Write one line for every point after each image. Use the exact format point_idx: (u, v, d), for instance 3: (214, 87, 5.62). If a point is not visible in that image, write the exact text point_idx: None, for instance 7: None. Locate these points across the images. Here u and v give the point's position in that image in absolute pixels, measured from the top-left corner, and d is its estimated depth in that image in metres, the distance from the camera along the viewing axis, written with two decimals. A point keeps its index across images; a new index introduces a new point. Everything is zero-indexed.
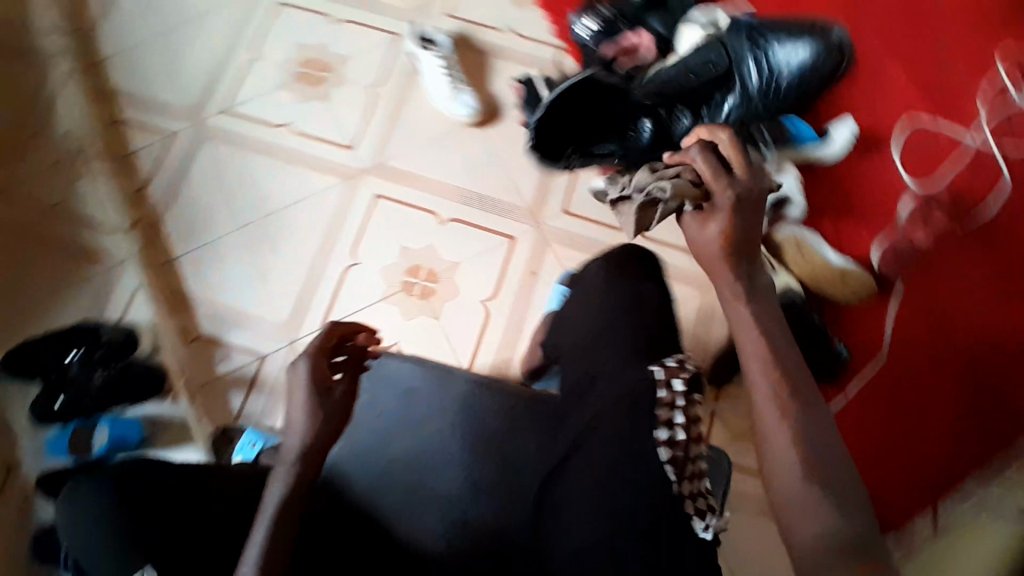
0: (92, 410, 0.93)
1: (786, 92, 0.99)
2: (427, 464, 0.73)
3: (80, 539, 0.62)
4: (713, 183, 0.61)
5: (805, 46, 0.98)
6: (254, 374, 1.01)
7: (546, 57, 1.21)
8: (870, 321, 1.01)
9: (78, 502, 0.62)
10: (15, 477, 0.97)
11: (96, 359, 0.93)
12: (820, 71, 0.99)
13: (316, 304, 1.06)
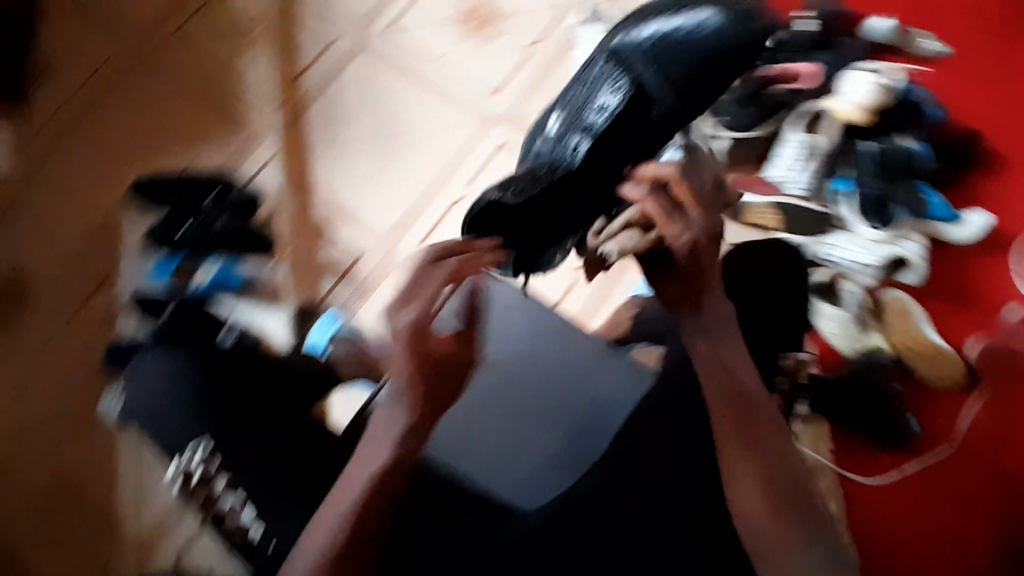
0: (206, 248, 1.02)
1: (683, 65, 0.87)
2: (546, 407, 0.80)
3: (167, 383, 0.74)
4: (664, 228, 0.67)
5: (699, 14, 0.89)
6: (348, 266, 1.10)
7: None
8: (942, 410, 0.98)
9: (166, 368, 0.74)
10: (115, 293, 1.07)
11: (226, 205, 1.06)
12: (721, 38, 0.87)
13: (418, 225, 1.12)
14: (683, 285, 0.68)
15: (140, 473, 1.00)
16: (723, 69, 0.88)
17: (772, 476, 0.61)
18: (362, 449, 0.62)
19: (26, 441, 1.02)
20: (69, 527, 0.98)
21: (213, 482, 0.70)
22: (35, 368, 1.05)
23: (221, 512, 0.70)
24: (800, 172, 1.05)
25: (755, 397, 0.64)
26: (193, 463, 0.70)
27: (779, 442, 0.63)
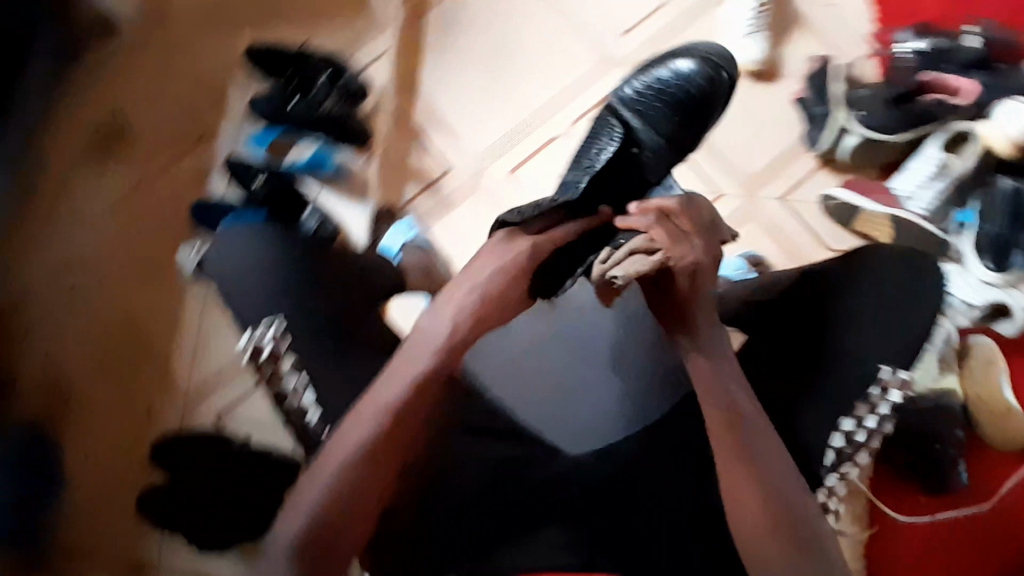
0: (312, 125, 1.06)
1: (668, 125, 0.74)
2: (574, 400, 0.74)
3: (253, 255, 0.76)
4: (669, 250, 0.65)
5: (675, 64, 0.76)
6: (434, 178, 1.10)
7: (856, 49, 1.10)
8: (992, 472, 0.93)
9: (259, 235, 0.77)
10: (213, 151, 1.10)
11: (337, 86, 1.07)
12: (708, 87, 0.75)
13: (509, 155, 1.10)
14: (681, 306, 0.66)
15: (201, 327, 1.05)
16: (712, 94, 0.75)
17: (767, 497, 0.61)
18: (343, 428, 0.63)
19: (101, 273, 1.07)
20: (127, 362, 1.04)
21: (281, 362, 0.72)
22: (121, 209, 1.09)
23: (283, 391, 0.72)
24: (924, 191, 1.00)
25: (750, 417, 0.63)
26: (264, 339, 0.72)
27: (769, 463, 0.62)
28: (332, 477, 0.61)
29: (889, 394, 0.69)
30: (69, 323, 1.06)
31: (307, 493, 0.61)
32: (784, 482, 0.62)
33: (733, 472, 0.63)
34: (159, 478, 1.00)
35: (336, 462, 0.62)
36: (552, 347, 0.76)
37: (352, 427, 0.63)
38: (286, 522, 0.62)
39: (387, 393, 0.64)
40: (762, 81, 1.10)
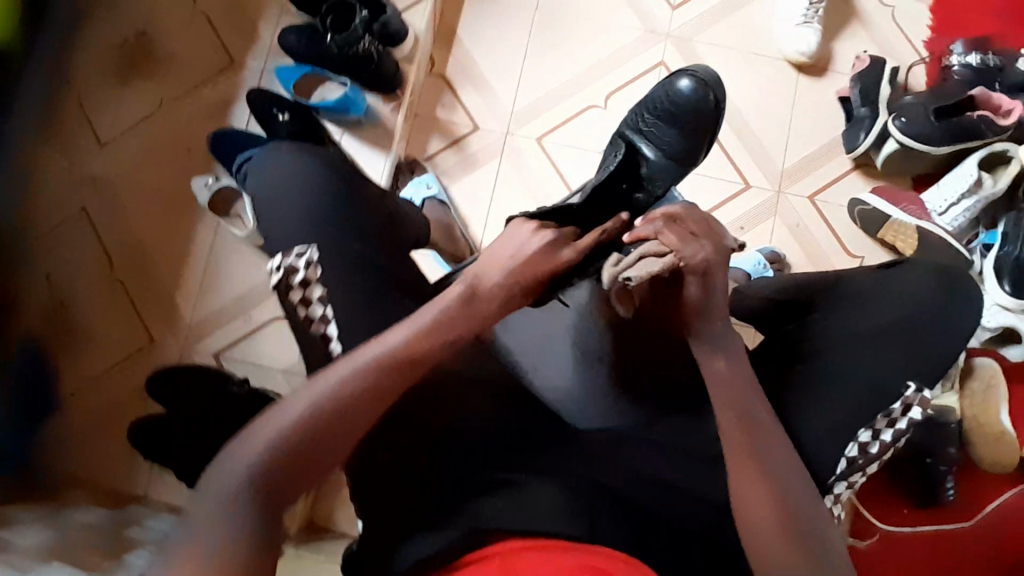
0: (344, 67, 1.02)
1: (675, 149, 0.75)
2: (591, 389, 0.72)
3: (284, 172, 0.74)
4: (680, 250, 0.62)
5: (671, 86, 0.76)
6: (461, 135, 1.13)
7: (905, 55, 1.10)
8: (981, 488, 0.96)
9: (291, 150, 0.76)
10: (246, 83, 1.12)
11: (375, 29, 1.01)
12: (704, 103, 0.74)
13: (543, 117, 1.12)
14: (697, 310, 0.64)
15: (210, 265, 1.09)
16: (704, 113, 0.74)
17: (779, 498, 0.56)
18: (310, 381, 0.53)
19: (117, 202, 1.10)
20: (134, 291, 1.08)
21: (311, 288, 0.68)
22: (153, 133, 1.12)
23: (308, 320, 0.68)
24: (955, 207, 1.00)
25: (761, 421, 0.60)
26: (297, 262, 0.68)
27: (780, 470, 0.57)
28: (290, 424, 0.51)
29: (911, 411, 0.66)
30: (80, 246, 1.09)
31: (252, 441, 0.50)
32: (796, 491, 0.57)
33: (744, 473, 0.57)
34: (157, 408, 1.03)
35: (298, 408, 0.51)
36: (554, 326, 0.77)
37: (325, 376, 0.53)
38: (222, 477, 0.49)
39: (377, 346, 0.56)
40: (808, 74, 1.11)
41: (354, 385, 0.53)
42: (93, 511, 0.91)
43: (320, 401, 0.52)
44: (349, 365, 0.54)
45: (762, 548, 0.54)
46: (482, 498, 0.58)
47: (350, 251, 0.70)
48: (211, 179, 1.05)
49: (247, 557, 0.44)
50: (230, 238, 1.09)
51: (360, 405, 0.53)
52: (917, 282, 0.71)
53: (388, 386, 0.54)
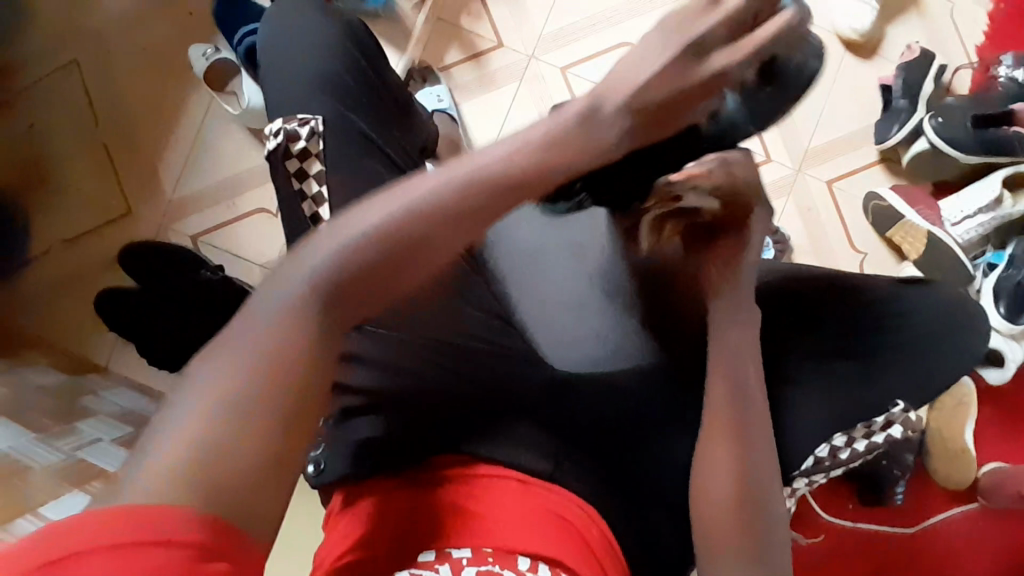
0: None
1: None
2: (578, 327, 0.75)
3: (301, 49, 0.70)
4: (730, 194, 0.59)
5: None
6: (482, 50, 1.08)
7: (956, 53, 1.05)
8: (928, 500, 0.98)
9: (314, 25, 0.71)
10: None
11: None
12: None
13: (573, 47, 1.07)
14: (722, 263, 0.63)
15: (198, 141, 1.03)
16: None
17: (746, 485, 0.56)
18: (376, 205, 0.45)
19: (111, 58, 1.04)
20: (117, 156, 1.03)
21: (309, 162, 0.64)
22: None
23: (302, 196, 0.63)
24: (969, 220, 0.97)
25: (754, 403, 0.60)
26: (299, 130, 0.64)
27: (757, 457, 0.58)
28: (327, 260, 0.43)
29: (889, 427, 0.70)
30: (65, 100, 1.03)
31: (299, 264, 0.43)
32: (763, 475, 0.57)
33: (723, 453, 0.58)
34: (127, 282, 1.00)
35: (340, 242, 0.43)
36: (546, 268, 0.79)
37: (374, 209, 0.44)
38: (245, 311, 0.41)
39: (435, 181, 0.46)
40: (856, 53, 1.06)
41: (406, 223, 0.44)
42: (51, 375, 0.90)
43: (389, 221, 0.44)
44: (426, 184, 0.45)
45: (716, 522, 0.56)
46: (468, 430, 0.59)
47: (361, 155, 0.66)
48: (209, 50, 0.98)
49: (276, 391, 0.38)
50: (221, 115, 1.03)
51: (417, 246, 0.44)
52: (933, 305, 0.70)
53: (448, 224, 0.45)
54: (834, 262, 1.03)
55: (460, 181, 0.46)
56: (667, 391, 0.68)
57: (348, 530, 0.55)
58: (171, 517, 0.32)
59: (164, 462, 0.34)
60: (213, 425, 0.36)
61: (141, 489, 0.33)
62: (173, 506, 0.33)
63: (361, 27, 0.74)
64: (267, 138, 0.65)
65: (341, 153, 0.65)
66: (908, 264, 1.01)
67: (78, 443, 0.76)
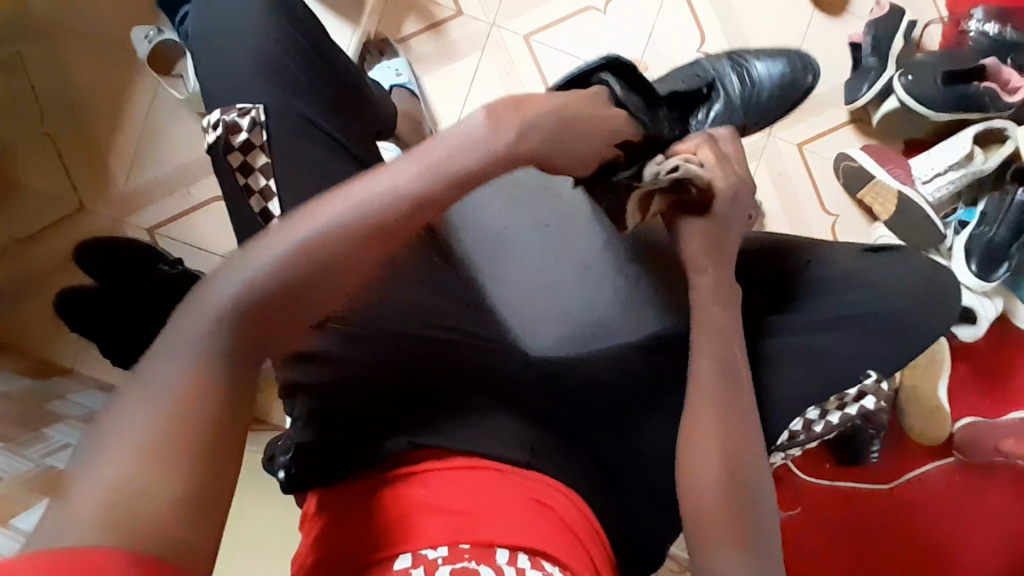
0: None
1: (766, 109, 0.82)
2: (548, 319, 0.76)
3: (247, 32, 0.66)
4: (713, 166, 0.65)
5: (777, 65, 0.84)
6: (441, 20, 1.04)
7: (924, 8, 1.04)
8: (904, 458, 0.99)
9: (259, 4, 0.67)
10: None
11: None
12: (796, 86, 0.83)
13: (535, 13, 1.04)
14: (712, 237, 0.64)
15: (150, 129, 0.99)
16: (775, 102, 0.83)
17: (730, 474, 0.55)
18: (283, 231, 0.44)
19: (52, 44, 0.99)
20: (65, 148, 0.99)
21: (254, 154, 0.62)
22: None
23: (249, 191, 0.61)
24: (940, 177, 0.97)
25: (739, 380, 0.60)
26: (240, 121, 0.62)
27: (744, 442, 0.57)
28: (255, 276, 0.42)
29: (863, 398, 0.68)
30: (7, 91, 0.99)
31: (206, 296, 0.41)
32: (750, 459, 0.57)
33: (703, 431, 0.57)
34: (86, 280, 0.96)
35: (271, 255, 0.42)
36: (517, 255, 0.79)
37: (306, 220, 0.44)
38: (170, 333, 0.40)
39: (365, 192, 0.46)
40: (825, 12, 1.04)
41: (320, 246, 0.43)
42: (15, 381, 0.87)
43: (301, 244, 0.43)
44: (338, 206, 0.45)
45: (706, 508, 0.55)
46: (442, 419, 0.58)
47: (323, 144, 0.64)
48: (152, 32, 0.93)
49: (210, 413, 0.37)
50: (171, 101, 0.98)
51: (349, 254, 0.44)
52: (903, 272, 0.70)
53: (380, 231, 0.45)
54: (807, 228, 1.03)
55: (394, 188, 0.46)
56: (644, 375, 0.68)
57: (324, 537, 0.53)
58: (106, 555, 0.29)
59: (89, 495, 0.32)
60: (143, 453, 0.34)
61: (66, 528, 0.30)
62: (106, 547, 0.29)
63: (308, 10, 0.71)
64: (206, 130, 0.63)
65: (298, 141, 0.63)
66: (879, 226, 1.01)
67: (47, 450, 0.74)
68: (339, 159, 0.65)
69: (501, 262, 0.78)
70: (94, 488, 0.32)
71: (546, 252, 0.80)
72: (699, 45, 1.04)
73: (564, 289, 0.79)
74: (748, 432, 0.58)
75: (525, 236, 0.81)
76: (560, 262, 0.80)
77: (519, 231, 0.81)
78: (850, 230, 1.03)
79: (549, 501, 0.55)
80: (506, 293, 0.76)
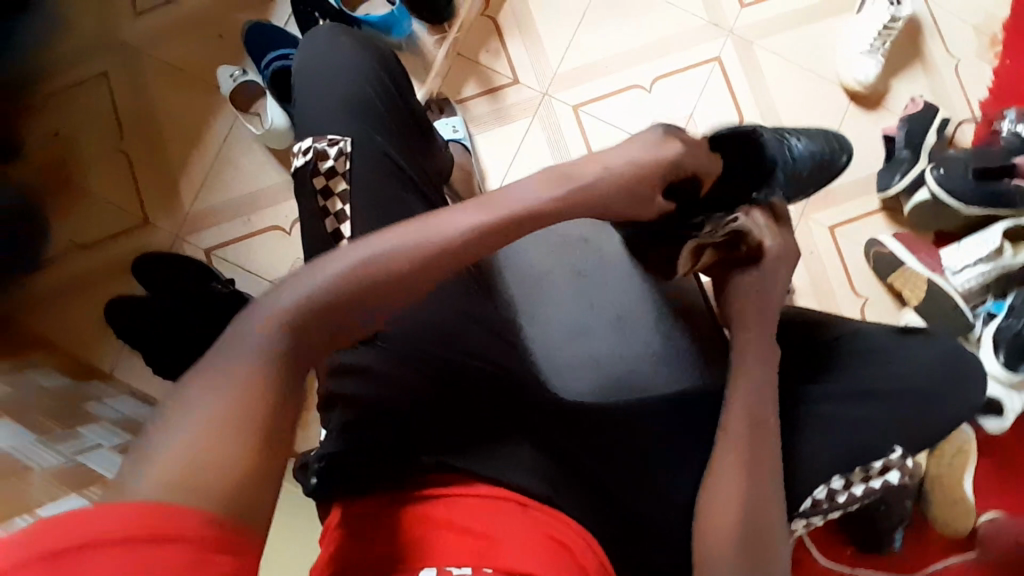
0: None
1: (804, 183, 0.86)
2: (582, 367, 0.75)
3: (331, 72, 0.74)
4: (767, 234, 0.71)
5: (816, 142, 0.88)
6: (498, 86, 1.12)
7: (958, 109, 1.09)
8: (927, 551, 0.97)
9: (346, 51, 0.76)
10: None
11: None
12: (831, 167, 0.89)
13: (586, 86, 1.11)
14: (756, 304, 0.67)
15: (218, 157, 1.06)
16: (813, 175, 0.87)
17: (749, 524, 0.56)
18: (357, 246, 0.50)
19: (139, 74, 1.08)
20: (137, 167, 1.06)
21: (336, 181, 0.68)
22: (198, 12, 1.09)
23: (326, 212, 0.67)
24: (969, 269, 0.99)
25: (768, 436, 0.60)
26: (329, 150, 0.69)
27: (764, 489, 0.58)
28: (325, 281, 0.47)
29: (886, 472, 0.68)
30: (92, 112, 1.08)
31: (287, 291, 0.46)
32: (767, 506, 0.57)
33: (724, 483, 0.58)
34: (138, 290, 1.03)
35: (342, 265, 0.48)
36: (555, 303, 0.81)
37: (379, 240, 0.51)
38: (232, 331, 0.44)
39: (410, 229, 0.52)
40: (861, 105, 1.10)
41: (386, 263, 0.50)
42: (58, 378, 0.91)
43: (370, 258, 0.49)
44: (411, 232, 0.52)
45: (719, 547, 0.55)
46: (470, 444, 0.61)
47: (386, 172, 0.70)
48: (237, 72, 1.01)
49: (275, 391, 0.41)
50: (241, 134, 1.06)
51: (393, 280, 0.50)
52: (928, 353, 0.71)
53: (426, 263, 0.51)
54: (836, 310, 1.05)
55: (449, 225, 0.54)
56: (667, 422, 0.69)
57: (345, 549, 0.54)
58: (181, 510, 0.33)
59: (162, 462, 0.35)
60: (207, 424, 0.38)
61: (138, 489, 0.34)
62: (180, 507, 0.34)
63: (388, 53, 0.78)
64: (296, 155, 0.70)
65: (365, 166, 0.69)
66: (908, 311, 1.02)
67: (80, 447, 0.80)
68: (398, 188, 0.70)
69: (535, 310, 0.79)
70: (166, 456, 0.36)
71: (585, 297, 0.81)
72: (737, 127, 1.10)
73: (602, 335, 0.78)
74: (766, 488, 0.58)
75: (561, 285, 0.82)
76: (599, 308, 0.80)
77: (554, 279, 0.82)
78: (879, 313, 1.05)
79: (563, 542, 0.55)
80: (539, 342, 0.77)
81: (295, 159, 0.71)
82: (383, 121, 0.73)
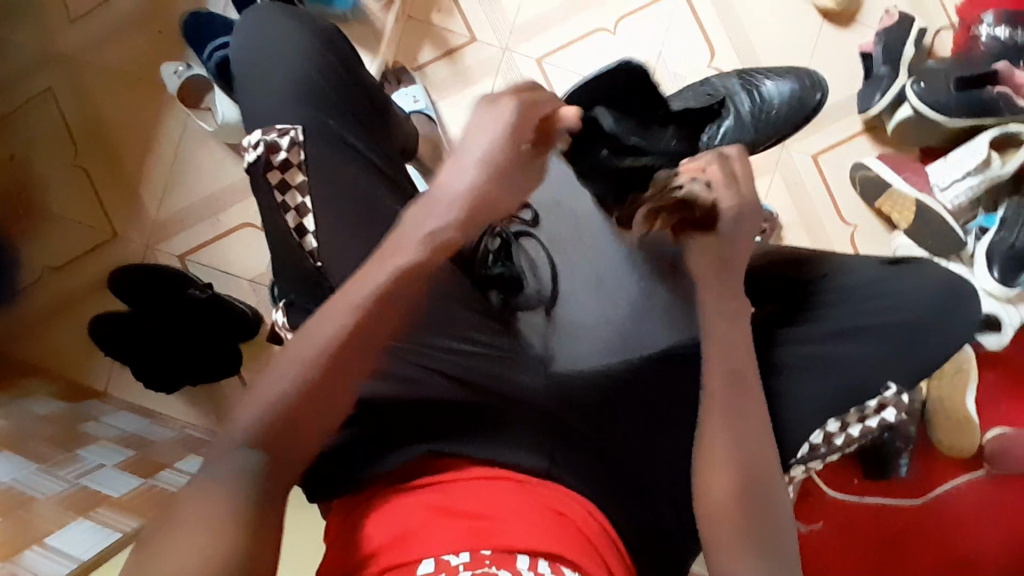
0: None
1: (779, 124, 0.88)
2: (580, 329, 0.75)
3: (270, 60, 0.70)
4: (722, 188, 0.61)
5: (784, 79, 0.90)
6: (455, 47, 1.07)
7: (935, 15, 1.04)
8: (933, 473, 0.97)
9: (283, 34, 0.71)
10: None
11: None
12: (804, 107, 0.89)
13: (547, 37, 1.07)
14: (719, 257, 0.60)
15: (178, 159, 1.03)
16: (787, 112, 0.88)
17: (738, 471, 0.54)
18: (288, 357, 0.49)
19: (84, 81, 1.04)
20: (98, 179, 1.03)
21: (292, 173, 0.66)
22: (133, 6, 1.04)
23: (285, 208, 0.65)
24: (958, 184, 0.97)
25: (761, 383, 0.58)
26: (280, 141, 0.66)
27: (760, 437, 0.56)
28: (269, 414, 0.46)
29: (884, 411, 0.67)
30: (41, 129, 1.04)
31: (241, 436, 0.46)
32: (766, 457, 0.55)
33: (720, 432, 0.56)
34: (118, 305, 1.01)
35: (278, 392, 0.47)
36: (545, 262, 0.81)
37: (307, 344, 0.49)
38: (229, 423, 0.46)
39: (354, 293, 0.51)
40: (834, 23, 1.05)
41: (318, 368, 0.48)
42: (52, 403, 0.91)
43: (303, 374, 0.48)
44: (334, 321, 0.50)
45: (713, 501, 0.54)
46: (465, 428, 0.59)
47: (346, 162, 0.67)
48: (181, 67, 0.98)
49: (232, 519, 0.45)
50: (197, 132, 1.03)
51: (325, 394, 0.48)
52: (919, 283, 0.69)
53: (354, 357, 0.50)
54: (825, 242, 1.03)
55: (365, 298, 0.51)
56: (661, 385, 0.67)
57: (350, 544, 0.53)
58: None
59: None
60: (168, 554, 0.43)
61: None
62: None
63: (334, 31, 0.74)
64: (246, 150, 0.66)
65: (322, 158, 0.66)
66: (898, 234, 1.01)
67: (82, 471, 0.78)
68: (357, 178, 0.67)
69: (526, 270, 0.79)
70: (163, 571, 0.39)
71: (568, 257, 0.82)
72: (708, 61, 1.05)
73: (591, 295, 0.79)
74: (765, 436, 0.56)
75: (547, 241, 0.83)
76: (584, 270, 0.81)
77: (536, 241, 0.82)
78: (869, 239, 1.03)
79: (566, 514, 0.55)
80: (534, 307, 0.75)
81: (246, 154, 0.67)
82: (336, 107, 0.70)
